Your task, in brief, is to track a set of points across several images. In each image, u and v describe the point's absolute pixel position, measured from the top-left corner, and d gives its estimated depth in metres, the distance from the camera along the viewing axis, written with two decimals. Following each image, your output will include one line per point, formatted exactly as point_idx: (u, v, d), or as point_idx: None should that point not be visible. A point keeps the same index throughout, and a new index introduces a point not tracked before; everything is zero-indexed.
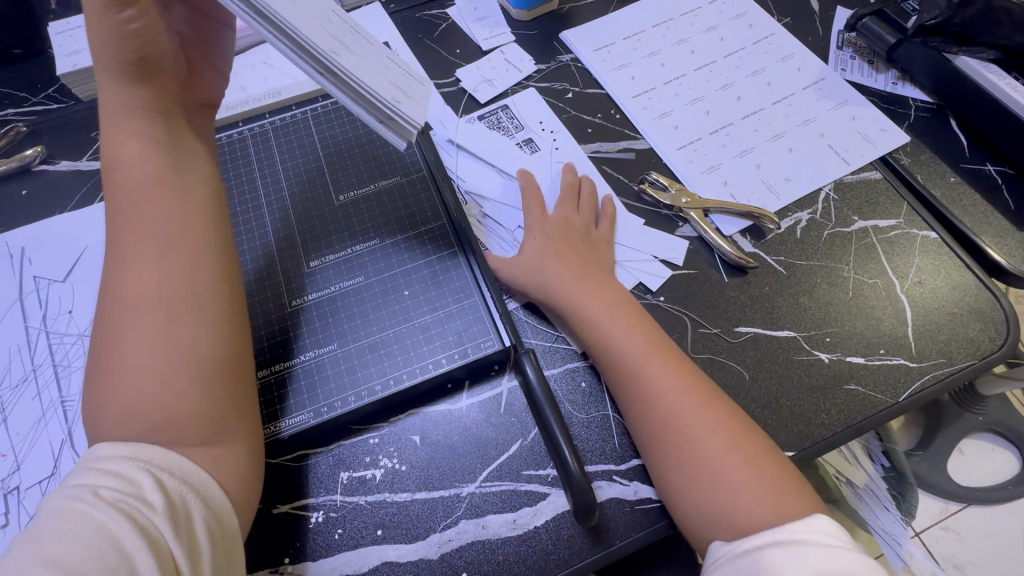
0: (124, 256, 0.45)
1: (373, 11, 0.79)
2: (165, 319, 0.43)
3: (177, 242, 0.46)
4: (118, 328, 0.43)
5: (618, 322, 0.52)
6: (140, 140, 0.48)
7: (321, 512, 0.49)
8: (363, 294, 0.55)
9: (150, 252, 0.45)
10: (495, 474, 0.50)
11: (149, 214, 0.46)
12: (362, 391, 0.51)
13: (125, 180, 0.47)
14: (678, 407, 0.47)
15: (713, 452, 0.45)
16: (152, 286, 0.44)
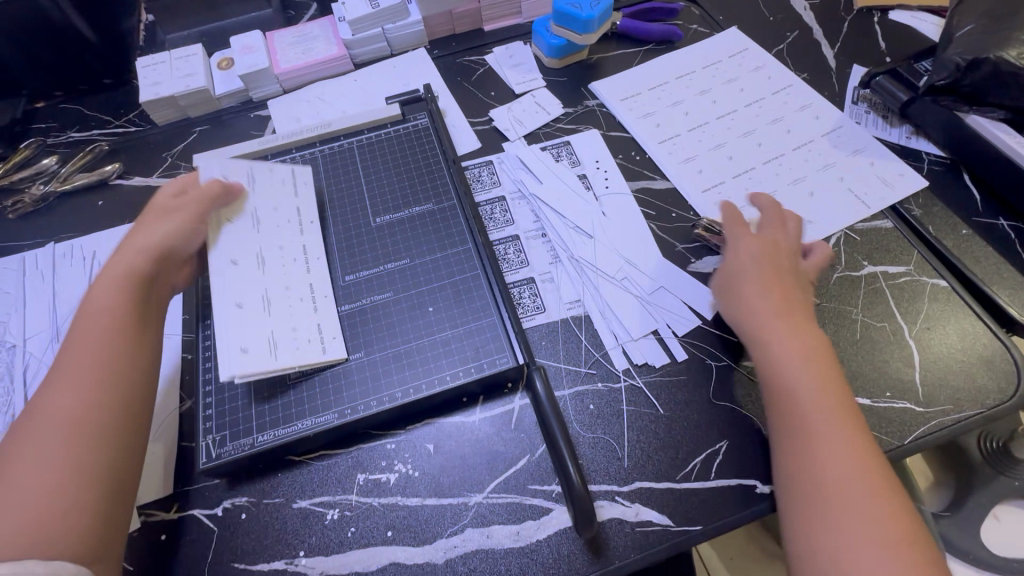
0: (62, 376, 0.45)
1: (419, 56, 0.87)
2: (66, 443, 0.43)
3: (104, 365, 0.46)
4: (27, 445, 0.42)
5: (807, 366, 0.49)
6: (116, 280, 0.51)
7: (337, 509, 0.52)
8: (390, 307, 0.59)
9: (78, 372, 0.46)
10: (502, 486, 0.53)
11: (95, 342, 0.47)
12: (384, 397, 0.54)
13: (85, 307, 0.49)
14: (852, 464, 0.44)
15: (861, 513, 0.43)
16: (66, 405, 0.44)
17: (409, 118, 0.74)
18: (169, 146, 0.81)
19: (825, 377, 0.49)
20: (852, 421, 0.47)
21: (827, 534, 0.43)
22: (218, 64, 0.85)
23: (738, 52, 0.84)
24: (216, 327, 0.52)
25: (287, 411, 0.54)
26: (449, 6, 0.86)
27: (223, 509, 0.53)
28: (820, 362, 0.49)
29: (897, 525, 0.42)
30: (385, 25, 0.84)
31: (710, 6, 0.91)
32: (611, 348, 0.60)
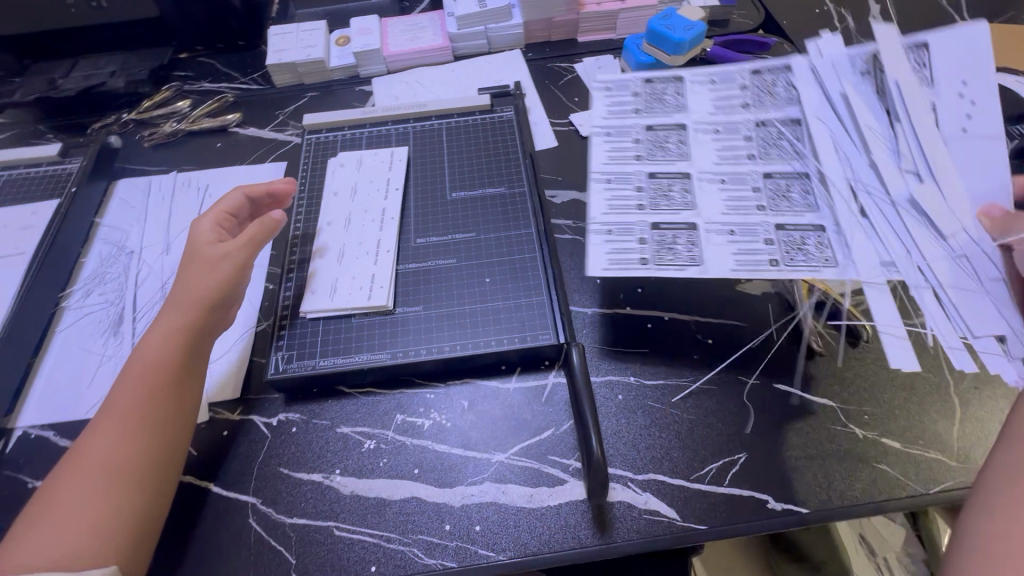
0: (104, 420, 0.52)
1: (514, 56, 0.94)
2: (98, 495, 0.48)
3: (135, 424, 0.51)
4: (73, 480, 0.49)
5: None
6: (158, 334, 0.55)
7: (374, 441, 0.58)
8: (452, 272, 0.65)
9: (115, 428, 0.51)
10: (524, 451, 0.57)
11: (134, 394, 0.52)
12: (433, 349, 0.60)
13: (127, 367, 0.54)
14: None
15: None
16: (102, 459, 0.49)
17: (496, 110, 0.80)
18: (283, 105, 0.91)
19: None
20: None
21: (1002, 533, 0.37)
22: (335, 40, 0.94)
23: None
24: (306, 268, 0.64)
25: (348, 344, 0.60)
26: (551, 14, 0.92)
27: (277, 420, 0.60)
28: None
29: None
30: (488, 24, 0.92)
31: (803, 46, 0.92)
32: (627, 347, 0.63)
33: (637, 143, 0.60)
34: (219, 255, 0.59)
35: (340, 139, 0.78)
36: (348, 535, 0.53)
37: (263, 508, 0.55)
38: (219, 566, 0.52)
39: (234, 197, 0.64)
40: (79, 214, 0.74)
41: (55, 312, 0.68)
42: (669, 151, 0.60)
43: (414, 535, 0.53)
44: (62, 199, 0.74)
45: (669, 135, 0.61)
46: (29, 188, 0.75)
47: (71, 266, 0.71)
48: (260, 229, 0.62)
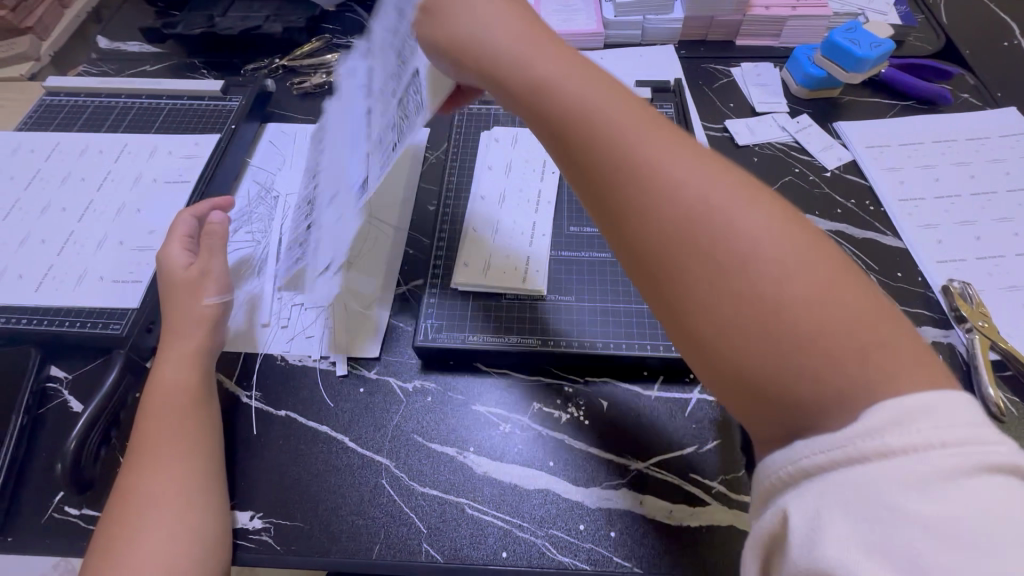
0: (144, 460, 0.49)
1: (667, 51, 0.90)
2: (159, 517, 0.47)
3: (172, 446, 0.50)
4: (131, 520, 0.46)
5: (603, 94, 0.39)
6: (180, 368, 0.54)
7: (509, 425, 0.57)
8: (604, 267, 0.63)
9: (156, 454, 0.50)
10: (664, 464, 0.54)
11: (171, 426, 0.51)
12: (581, 343, 0.58)
13: (148, 395, 0.53)
14: (716, 192, 0.34)
15: (730, 202, 0.33)
16: (157, 483, 0.48)
17: (656, 104, 0.76)
18: None
19: (622, 99, 0.39)
20: (677, 136, 0.37)
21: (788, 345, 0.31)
22: None
23: (1012, 133, 0.77)
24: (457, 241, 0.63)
25: (495, 323, 0.59)
26: (714, 13, 0.88)
27: (414, 386, 0.60)
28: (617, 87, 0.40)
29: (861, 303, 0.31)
30: (647, 14, 0.89)
31: (988, 79, 0.85)
32: None
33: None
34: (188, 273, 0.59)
35: (493, 113, 0.76)
36: (480, 516, 0.52)
37: (397, 472, 0.54)
38: (350, 521, 0.52)
39: (187, 220, 0.63)
40: (236, 151, 0.75)
41: None
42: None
43: (548, 528, 0.51)
44: (221, 135, 0.75)
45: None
46: (191, 119, 0.77)
47: None
48: (214, 234, 0.62)
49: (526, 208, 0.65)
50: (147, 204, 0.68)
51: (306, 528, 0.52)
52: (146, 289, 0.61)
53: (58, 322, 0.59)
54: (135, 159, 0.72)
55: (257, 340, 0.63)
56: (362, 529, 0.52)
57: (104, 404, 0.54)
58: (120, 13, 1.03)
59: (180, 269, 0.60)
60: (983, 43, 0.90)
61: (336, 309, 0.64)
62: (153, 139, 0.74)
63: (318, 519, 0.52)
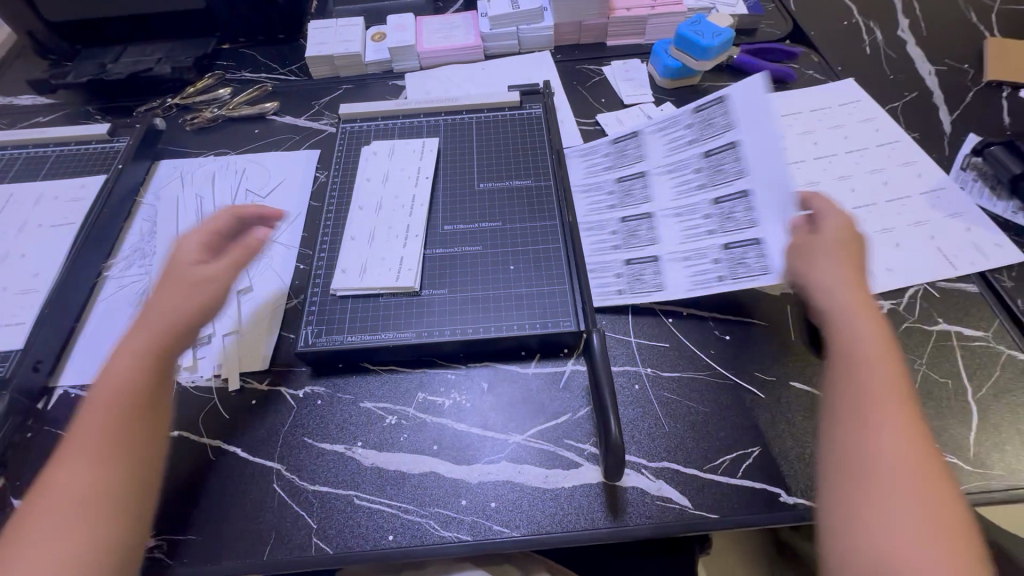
0: (68, 454, 0.46)
1: (544, 56, 0.96)
2: (67, 521, 0.43)
3: (100, 442, 0.46)
4: (36, 518, 0.43)
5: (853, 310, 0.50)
6: (133, 357, 0.50)
7: (395, 417, 0.60)
8: (477, 259, 0.67)
9: (81, 452, 0.46)
10: (540, 434, 0.58)
11: (104, 422, 0.47)
12: (457, 329, 0.61)
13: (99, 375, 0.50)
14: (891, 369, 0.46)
15: (905, 438, 0.43)
16: (71, 485, 0.44)
17: (526, 107, 0.81)
18: (318, 96, 0.95)
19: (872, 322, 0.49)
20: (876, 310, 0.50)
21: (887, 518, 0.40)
22: (372, 37, 0.97)
23: (850, 102, 0.85)
24: (337, 250, 0.67)
25: (375, 322, 0.62)
26: (581, 18, 0.95)
27: (304, 392, 0.62)
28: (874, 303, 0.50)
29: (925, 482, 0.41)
30: (520, 25, 0.95)
31: (830, 56, 0.94)
32: (644, 341, 0.64)
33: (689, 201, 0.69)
34: (205, 275, 0.55)
35: (373, 129, 0.80)
36: (366, 505, 0.54)
37: (288, 474, 0.57)
38: (241, 526, 0.54)
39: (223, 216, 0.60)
40: (125, 190, 0.77)
41: (98, 281, 0.71)
42: (736, 220, 0.67)
43: (432, 508, 0.54)
44: (108, 176, 0.77)
45: (747, 252, 0.65)
46: (78, 164, 0.79)
47: (113, 239, 0.74)
48: (247, 250, 0.58)
49: (401, 214, 0.69)
50: (32, 249, 0.69)
51: (197, 539, 0.53)
52: (31, 331, 0.63)
53: None
54: (20, 207, 0.74)
55: None
56: (253, 533, 0.54)
57: None
58: (13, 68, 1.04)
59: (181, 269, 0.55)
60: (825, 24, 0.99)
61: (223, 329, 0.66)
62: (39, 187, 0.76)
63: (209, 529, 0.54)
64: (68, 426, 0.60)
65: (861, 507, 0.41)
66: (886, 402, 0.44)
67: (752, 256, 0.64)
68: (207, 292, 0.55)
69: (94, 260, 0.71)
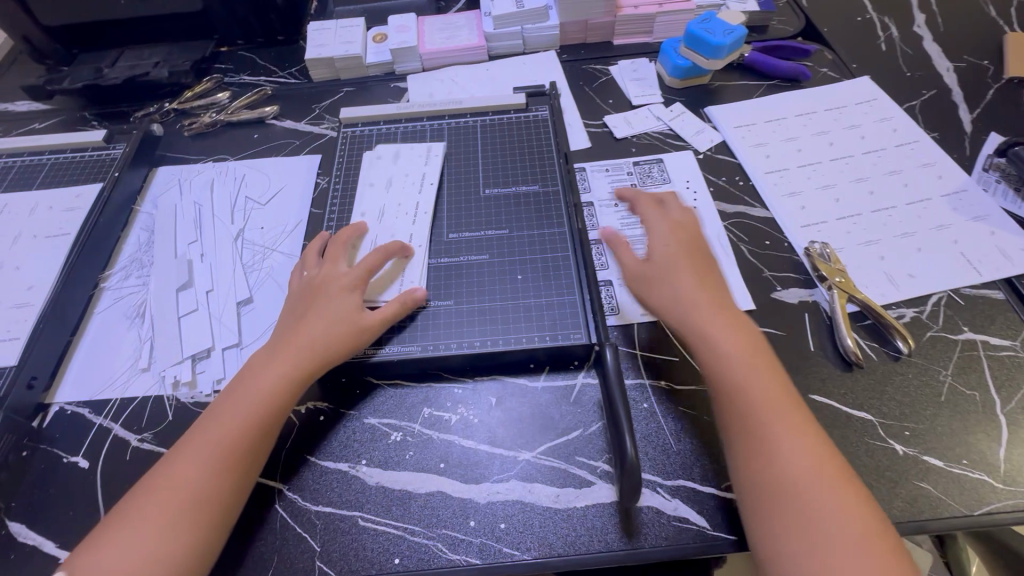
0: (189, 446, 0.50)
1: (550, 56, 0.94)
2: (173, 514, 0.46)
3: (226, 452, 0.50)
4: (146, 502, 0.47)
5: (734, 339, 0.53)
6: (273, 373, 0.54)
7: (400, 433, 0.58)
8: (483, 268, 0.65)
9: (204, 455, 0.49)
10: (550, 451, 0.56)
11: (225, 428, 0.51)
12: (463, 343, 0.60)
13: (242, 384, 0.54)
14: (747, 361, 0.52)
15: (778, 419, 0.49)
16: (184, 482, 0.48)
17: (532, 109, 0.79)
18: (319, 100, 0.92)
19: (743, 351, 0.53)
20: (721, 306, 0.56)
21: (800, 500, 0.45)
22: (372, 38, 0.95)
23: (865, 101, 0.83)
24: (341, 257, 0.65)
25: (379, 335, 0.60)
26: (587, 16, 0.92)
27: (306, 408, 0.60)
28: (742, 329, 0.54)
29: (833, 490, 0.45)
30: (524, 24, 0.92)
31: (844, 53, 0.91)
32: (656, 352, 0.62)
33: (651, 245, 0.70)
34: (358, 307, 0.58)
35: (374, 134, 0.78)
36: (372, 526, 0.53)
37: (289, 495, 0.55)
38: (241, 550, 0.52)
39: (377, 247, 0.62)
40: (121, 199, 0.75)
41: (94, 293, 0.69)
42: None
43: (439, 529, 0.52)
44: (104, 184, 0.75)
45: None
46: (73, 172, 0.77)
47: (110, 249, 0.73)
48: (401, 304, 0.59)
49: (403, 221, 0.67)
50: (27, 261, 0.68)
51: None
52: (26, 346, 0.61)
53: None
54: (15, 218, 0.72)
55: (142, 384, 0.62)
56: (254, 556, 0.52)
57: None
58: (9, 73, 1.02)
59: (338, 308, 0.57)
60: (839, 20, 0.96)
61: (223, 342, 0.64)
62: (34, 197, 0.74)
63: None
64: (66, 445, 0.58)
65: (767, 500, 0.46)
66: (754, 395, 0.50)
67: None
68: (354, 339, 0.56)
69: (90, 271, 0.70)
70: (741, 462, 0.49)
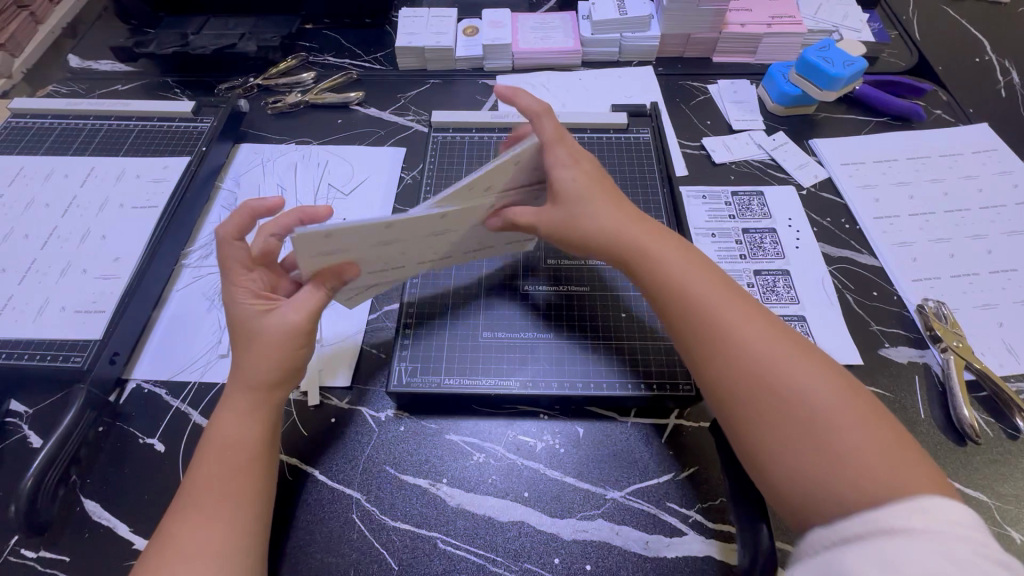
0: (186, 510, 0.45)
1: (645, 69, 0.90)
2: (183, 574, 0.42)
3: (233, 499, 0.46)
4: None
5: (741, 320, 0.46)
6: (237, 408, 0.50)
7: (483, 454, 0.56)
8: (583, 301, 0.62)
9: (209, 509, 0.45)
10: (640, 493, 0.54)
11: (222, 475, 0.47)
12: (565, 382, 0.57)
13: (211, 433, 0.49)
14: (728, 317, 0.46)
15: (784, 356, 0.44)
16: (200, 538, 0.43)
17: (632, 130, 0.76)
18: (404, 89, 0.90)
19: (765, 334, 0.45)
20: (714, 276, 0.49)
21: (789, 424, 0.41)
22: (463, 30, 0.92)
23: (984, 151, 0.78)
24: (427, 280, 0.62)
25: (473, 364, 0.58)
26: (691, 30, 0.88)
27: (387, 417, 0.58)
28: (747, 309, 0.47)
29: (890, 445, 0.39)
30: (624, 32, 0.89)
31: (961, 96, 0.86)
32: None
33: (750, 285, 0.66)
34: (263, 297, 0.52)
35: (466, 141, 0.76)
36: (452, 551, 0.51)
37: (368, 505, 0.53)
38: (319, 557, 0.51)
39: (230, 245, 0.52)
40: (206, 174, 0.74)
41: (175, 269, 0.68)
42: (779, 294, 0.66)
43: (522, 563, 0.50)
44: (192, 157, 0.74)
45: (793, 327, 0.63)
46: (161, 141, 0.75)
47: (192, 225, 0.71)
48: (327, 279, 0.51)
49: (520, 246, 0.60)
50: (113, 230, 0.67)
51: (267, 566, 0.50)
52: (111, 319, 0.60)
53: (16, 355, 0.58)
54: (102, 183, 0.71)
55: (221, 371, 0.61)
56: (330, 567, 0.50)
57: (62, 441, 0.53)
58: (93, 29, 1.01)
59: (252, 313, 0.51)
60: (955, 59, 0.91)
61: None
62: (121, 163, 0.73)
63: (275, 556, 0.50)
64: (144, 425, 0.58)
65: (821, 473, 0.39)
66: (741, 339, 0.45)
67: (799, 331, 0.63)
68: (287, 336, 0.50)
69: (173, 246, 0.69)
70: (784, 455, 0.41)
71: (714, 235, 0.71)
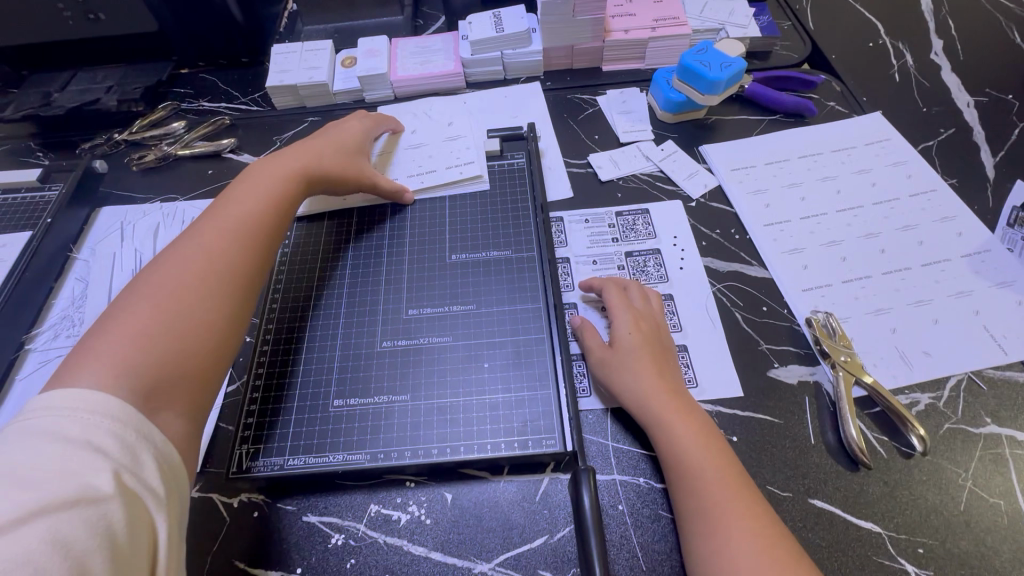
0: (160, 276, 0.49)
1: (532, 86, 0.87)
2: (161, 315, 0.46)
3: (215, 270, 0.50)
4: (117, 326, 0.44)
5: (704, 456, 0.49)
6: (262, 196, 0.57)
7: (342, 536, 0.51)
8: (447, 351, 0.57)
9: (191, 265, 0.50)
10: (511, 563, 0.49)
11: (213, 244, 0.52)
12: (419, 450, 0.52)
13: (211, 222, 0.54)
14: (698, 451, 0.49)
15: (728, 497, 0.46)
16: (186, 279, 0.49)
17: (507, 156, 0.72)
18: (281, 131, 0.85)
19: (718, 472, 0.48)
20: (685, 409, 0.52)
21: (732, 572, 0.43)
22: (341, 62, 0.88)
23: (878, 141, 0.75)
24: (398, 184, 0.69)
25: (324, 439, 0.53)
26: (573, 41, 0.85)
27: (239, 501, 0.53)
28: (715, 448, 0.50)
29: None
30: (504, 49, 0.85)
31: (855, 85, 0.83)
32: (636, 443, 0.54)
33: None
34: (290, 184, 0.60)
35: None
36: None
37: None
38: None
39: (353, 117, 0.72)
40: (53, 247, 0.69)
41: (18, 355, 0.63)
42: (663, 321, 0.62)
43: None
44: (36, 231, 0.69)
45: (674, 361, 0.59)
46: (4, 216, 0.70)
47: (37, 305, 0.66)
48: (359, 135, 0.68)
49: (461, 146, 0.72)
50: None
51: None
52: None
53: None
54: None
55: None
56: None
57: None
58: None
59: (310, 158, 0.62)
60: (850, 46, 0.88)
61: None
62: None
63: None
64: None
65: None
66: (703, 467, 0.48)
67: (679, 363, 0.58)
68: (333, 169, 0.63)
69: (14, 332, 0.63)
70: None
71: (595, 261, 0.67)
